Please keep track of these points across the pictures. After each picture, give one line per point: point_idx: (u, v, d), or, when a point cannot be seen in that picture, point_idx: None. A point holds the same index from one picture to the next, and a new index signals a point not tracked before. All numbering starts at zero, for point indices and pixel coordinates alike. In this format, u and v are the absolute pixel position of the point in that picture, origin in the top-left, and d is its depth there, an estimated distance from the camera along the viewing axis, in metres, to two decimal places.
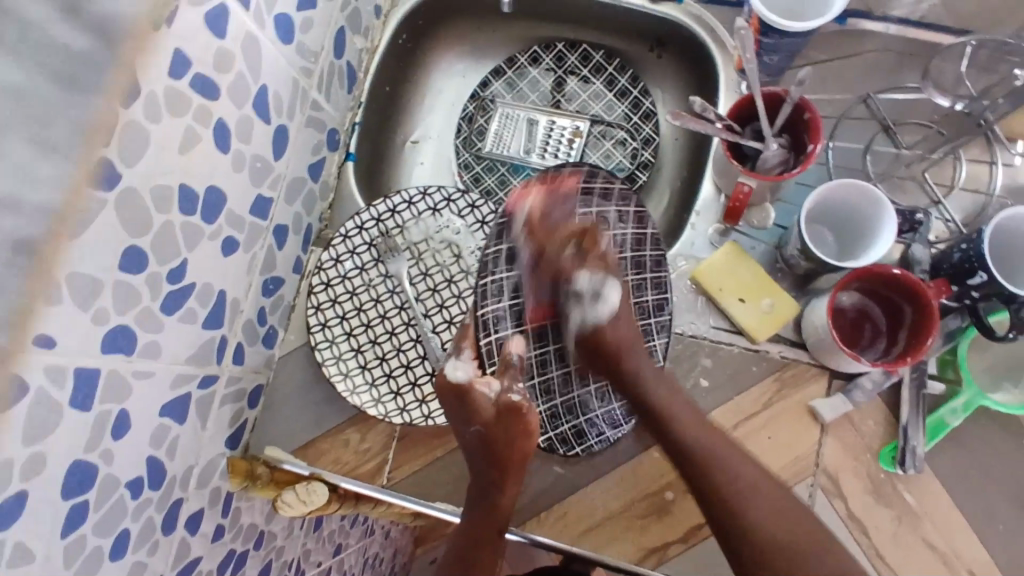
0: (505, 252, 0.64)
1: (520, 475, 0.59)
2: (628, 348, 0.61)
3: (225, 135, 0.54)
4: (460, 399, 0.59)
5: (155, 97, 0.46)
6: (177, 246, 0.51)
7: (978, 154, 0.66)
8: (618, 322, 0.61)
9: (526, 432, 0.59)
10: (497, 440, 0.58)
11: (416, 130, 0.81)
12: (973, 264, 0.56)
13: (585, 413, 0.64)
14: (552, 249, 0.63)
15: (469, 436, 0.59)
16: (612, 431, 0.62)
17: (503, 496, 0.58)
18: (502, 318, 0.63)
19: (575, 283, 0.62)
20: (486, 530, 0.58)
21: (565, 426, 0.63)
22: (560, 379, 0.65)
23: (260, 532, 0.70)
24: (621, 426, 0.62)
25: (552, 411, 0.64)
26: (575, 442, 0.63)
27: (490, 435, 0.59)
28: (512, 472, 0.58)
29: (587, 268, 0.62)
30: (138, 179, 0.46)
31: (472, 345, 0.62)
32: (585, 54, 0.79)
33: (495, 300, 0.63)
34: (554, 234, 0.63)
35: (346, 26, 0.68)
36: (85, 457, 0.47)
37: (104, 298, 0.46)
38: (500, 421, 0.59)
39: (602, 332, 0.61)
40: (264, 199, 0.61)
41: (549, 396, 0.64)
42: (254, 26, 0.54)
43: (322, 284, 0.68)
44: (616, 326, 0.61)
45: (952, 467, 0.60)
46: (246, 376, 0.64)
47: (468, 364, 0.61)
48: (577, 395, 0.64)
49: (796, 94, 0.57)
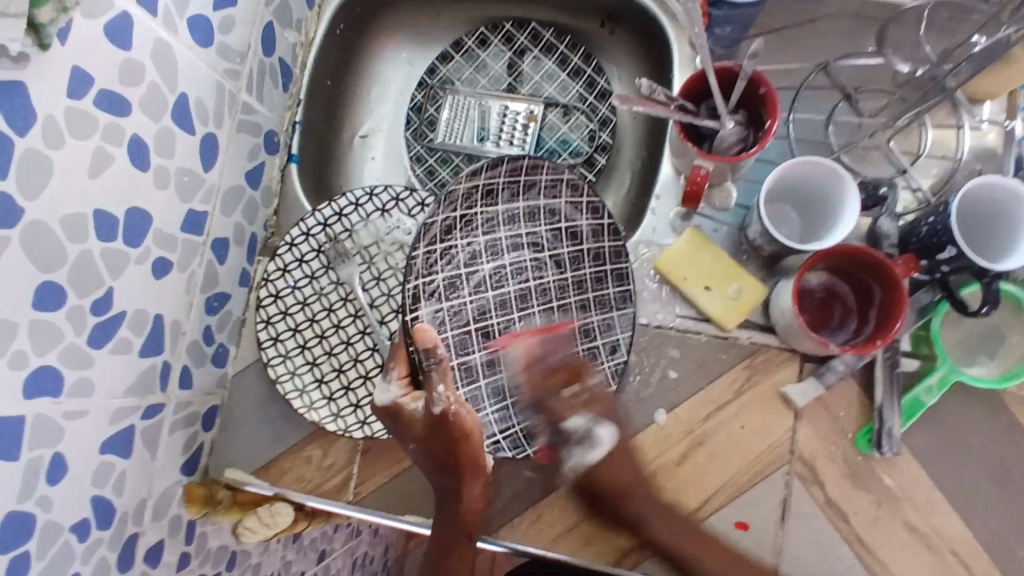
0: (441, 251, 0.61)
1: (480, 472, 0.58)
2: (627, 492, 0.56)
3: (144, 151, 0.50)
4: (394, 419, 0.55)
5: (54, 121, 0.42)
6: (100, 275, 0.48)
7: (944, 118, 0.63)
8: (619, 465, 0.57)
9: (463, 434, 0.56)
10: (435, 446, 0.56)
11: (365, 123, 0.77)
12: (942, 238, 0.54)
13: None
14: (549, 391, 0.60)
15: (415, 451, 0.57)
16: None
17: (464, 502, 0.57)
18: (442, 321, 0.61)
19: (567, 423, 0.59)
20: (454, 537, 0.58)
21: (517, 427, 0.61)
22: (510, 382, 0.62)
23: (232, 552, 0.67)
24: None
25: (502, 414, 0.62)
26: (527, 443, 0.61)
27: (430, 446, 0.56)
28: (469, 474, 0.57)
29: (579, 409, 0.58)
30: (45, 210, 0.43)
31: (401, 363, 0.54)
32: (535, 33, 0.76)
33: (431, 302, 0.61)
34: (548, 374, 0.60)
35: (275, 21, 0.64)
36: (20, 507, 0.44)
37: (22, 340, 0.43)
38: (434, 433, 0.55)
39: (596, 477, 0.57)
40: (197, 213, 0.57)
41: (501, 399, 0.62)
42: (165, 32, 0.50)
43: (271, 297, 0.65)
44: (614, 472, 0.57)
45: (929, 445, 0.58)
46: (198, 399, 0.61)
47: (397, 384, 0.54)
48: None
49: (749, 67, 0.54)
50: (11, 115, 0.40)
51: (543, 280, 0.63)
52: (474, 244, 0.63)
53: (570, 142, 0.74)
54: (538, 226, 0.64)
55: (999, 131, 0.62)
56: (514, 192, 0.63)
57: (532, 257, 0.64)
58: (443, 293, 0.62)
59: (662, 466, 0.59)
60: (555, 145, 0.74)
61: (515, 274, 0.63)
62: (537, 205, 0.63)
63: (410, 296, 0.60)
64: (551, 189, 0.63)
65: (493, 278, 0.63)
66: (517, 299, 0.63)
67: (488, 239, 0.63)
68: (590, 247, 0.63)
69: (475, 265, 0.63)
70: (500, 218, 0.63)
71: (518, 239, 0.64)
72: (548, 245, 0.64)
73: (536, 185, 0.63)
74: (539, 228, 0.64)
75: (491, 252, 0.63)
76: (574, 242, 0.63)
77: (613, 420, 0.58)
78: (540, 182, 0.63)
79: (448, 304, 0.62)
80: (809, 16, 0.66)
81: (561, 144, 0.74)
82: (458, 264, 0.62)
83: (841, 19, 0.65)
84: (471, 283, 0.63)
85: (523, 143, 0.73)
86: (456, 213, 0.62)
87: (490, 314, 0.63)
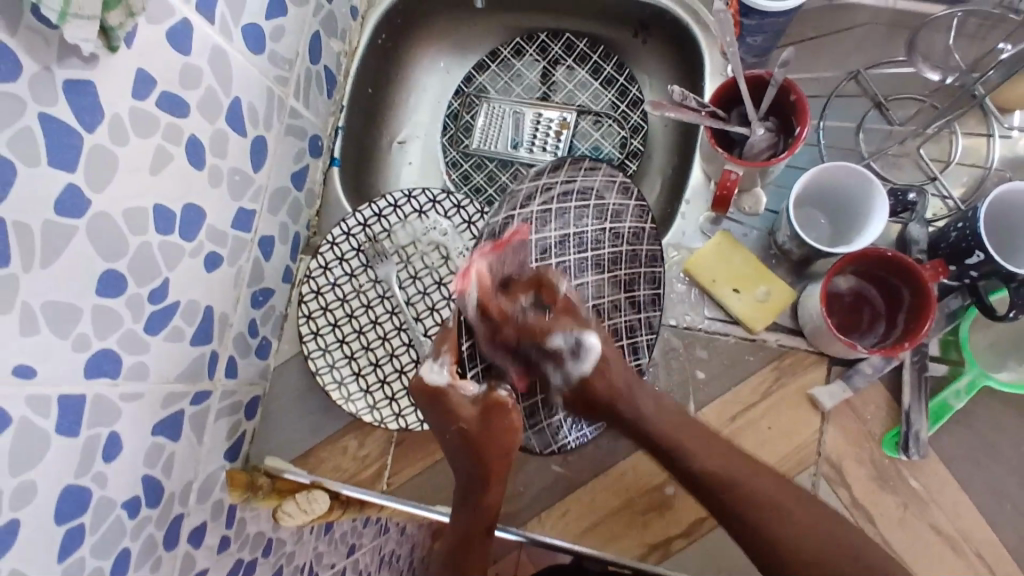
0: (496, 247, 0.59)
1: (505, 472, 0.57)
2: (622, 395, 0.57)
3: (200, 151, 0.53)
4: (435, 401, 0.57)
5: (119, 120, 0.46)
6: (157, 265, 0.51)
7: (975, 126, 0.64)
8: (612, 371, 0.57)
9: (511, 428, 0.57)
10: (477, 440, 0.56)
11: (403, 129, 0.80)
12: (970, 243, 0.54)
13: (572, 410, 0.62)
14: (510, 329, 0.58)
15: (450, 436, 0.57)
16: (590, 426, 0.61)
17: (488, 494, 0.57)
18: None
19: (550, 341, 0.58)
20: (476, 529, 0.57)
21: (543, 421, 0.61)
22: None
23: (269, 539, 0.69)
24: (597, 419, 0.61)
25: (531, 409, 0.61)
26: (557, 440, 0.61)
27: (472, 433, 0.56)
28: (496, 473, 0.57)
29: (559, 327, 0.58)
30: (110, 203, 0.46)
31: (453, 349, 0.58)
32: (569, 43, 0.78)
33: None
34: (510, 291, 0.58)
35: (321, 30, 0.67)
36: (76, 482, 0.47)
37: (85, 324, 0.46)
38: (481, 419, 0.56)
39: (591, 384, 0.58)
40: (246, 211, 0.60)
41: (531, 394, 0.61)
42: (221, 39, 0.54)
43: (312, 293, 0.67)
44: (604, 377, 0.57)
45: (957, 450, 0.58)
46: (241, 389, 0.64)
47: (446, 366, 0.58)
48: None
49: (780, 75, 0.55)
50: (81, 113, 0.43)
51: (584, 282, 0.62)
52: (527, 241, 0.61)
53: (602, 149, 0.75)
54: (585, 225, 0.62)
55: None
56: (567, 191, 0.62)
57: (578, 255, 0.62)
58: None
59: None
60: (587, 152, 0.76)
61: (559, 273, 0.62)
62: (589, 205, 0.62)
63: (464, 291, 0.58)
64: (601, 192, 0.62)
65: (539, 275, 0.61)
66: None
67: (539, 239, 0.61)
68: (628, 248, 0.62)
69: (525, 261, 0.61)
70: (552, 216, 0.62)
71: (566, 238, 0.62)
72: (591, 244, 0.62)
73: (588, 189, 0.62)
74: (586, 228, 0.62)
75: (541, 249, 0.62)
76: (615, 242, 0.62)
77: (595, 330, 0.59)
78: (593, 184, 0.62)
79: None
80: (840, 25, 0.67)
81: (593, 150, 0.75)
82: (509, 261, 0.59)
83: (873, 29, 0.66)
84: None
85: (555, 149, 0.76)
86: (513, 212, 0.61)
87: None
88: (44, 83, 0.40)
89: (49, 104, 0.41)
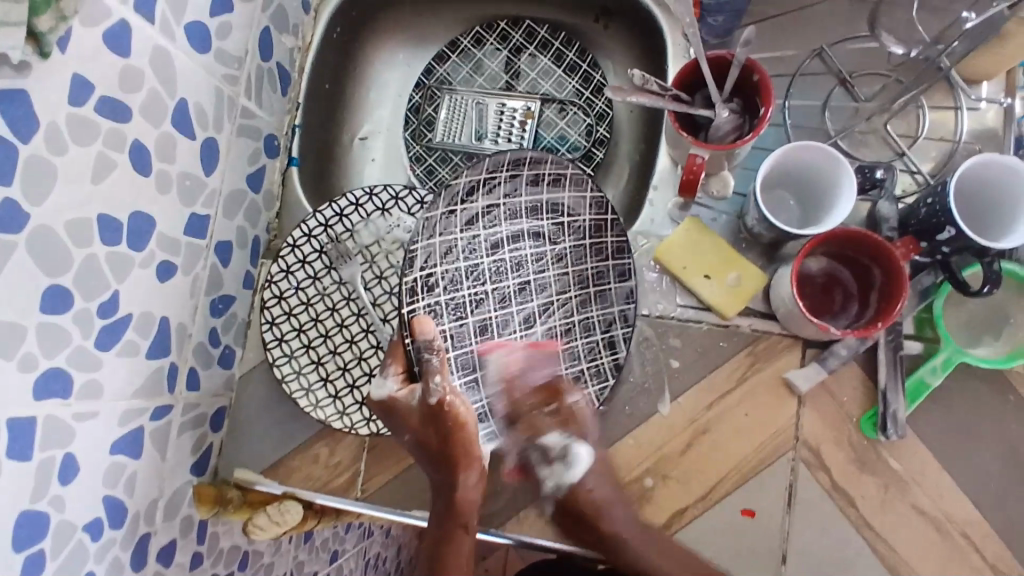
0: (438, 247, 0.61)
1: (473, 460, 0.55)
2: (606, 508, 0.55)
3: (146, 157, 0.51)
4: (389, 413, 0.56)
5: (57, 128, 0.43)
6: (106, 278, 0.49)
7: (942, 100, 0.63)
8: (597, 485, 0.56)
9: (459, 422, 0.55)
10: (430, 439, 0.55)
11: (364, 125, 0.78)
12: (941, 219, 0.54)
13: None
14: (524, 407, 0.60)
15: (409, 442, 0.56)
16: None
17: (461, 489, 0.54)
18: (438, 312, 0.62)
19: (543, 438, 0.58)
20: (451, 521, 0.54)
21: None
22: None
23: (244, 552, 0.67)
24: None
25: None
26: None
27: (425, 435, 0.56)
28: (459, 460, 0.55)
29: (556, 425, 0.58)
30: (49, 216, 0.44)
31: (399, 359, 0.57)
32: (530, 30, 0.76)
33: (427, 295, 0.61)
34: (537, 394, 0.60)
35: (271, 26, 0.65)
36: (33, 508, 0.45)
37: (30, 344, 0.44)
38: (427, 422, 0.55)
39: (576, 494, 0.56)
40: (200, 217, 0.58)
41: None
42: (162, 39, 0.51)
43: (275, 298, 0.65)
44: (592, 487, 0.56)
45: (935, 428, 0.58)
46: (206, 400, 0.62)
47: (394, 380, 0.56)
48: None
49: (742, 56, 0.54)
50: (14, 123, 0.40)
51: (544, 275, 0.65)
52: (474, 238, 0.63)
53: (568, 138, 0.74)
54: (540, 219, 0.64)
55: (998, 110, 0.62)
56: (515, 187, 0.63)
57: (534, 249, 0.65)
58: (444, 286, 0.62)
59: (665, 457, 0.59)
60: (553, 141, 0.74)
61: (514, 268, 0.65)
62: (540, 199, 0.64)
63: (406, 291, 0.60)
64: (553, 183, 0.63)
65: (492, 271, 0.64)
66: (516, 292, 0.64)
67: (489, 233, 0.64)
68: (592, 242, 0.63)
69: (474, 259, 0.63)
70: (501, 213, 0.64)
71: (519, 232, 0.65)
72: (549, 236, 0.65)
73: (540, 180, 0.63)
74: (541, 222, 0.64)
75: (492, 247, 0.64)
76: (576, 236, 0.64)
77: (587, 437, 0.58)
78: (544, 176, 0.63)
79: (446, 297, 0.62)
80: (802, 2, 0.66)
81: (559, 140, 0.74)
82: (459, 258, 0.63)
83: (836, 5, 0.65)
84: (472, 275, 0.63)
85: (521, 140, 0.74)
86: (457, 207, 0.62)
87: (486, 306, 0.63)
88: None
89: None
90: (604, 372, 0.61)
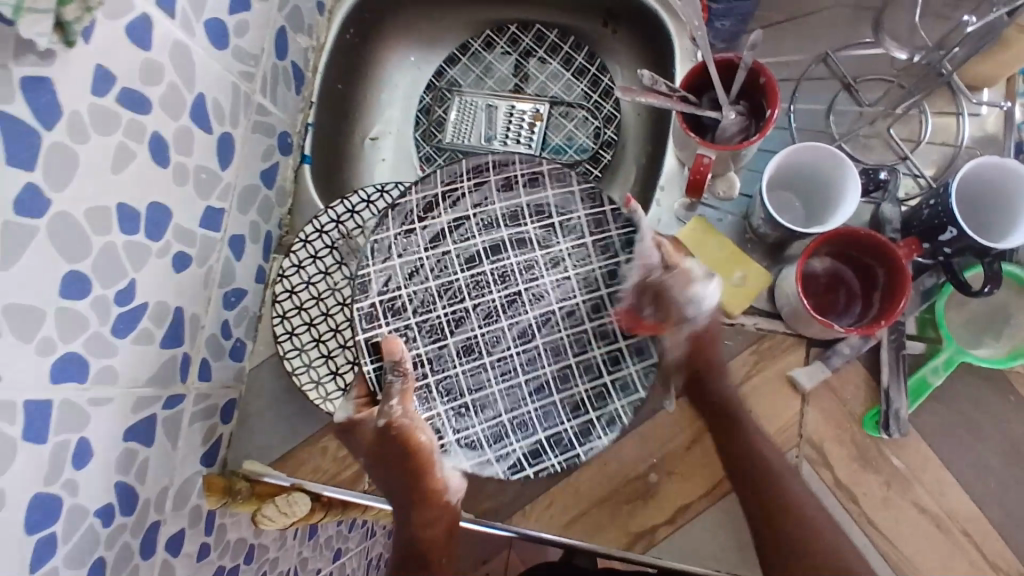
0: (399, 270, 0.63)
1: (434, 488, 0.58)
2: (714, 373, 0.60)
3: (164, 148, 0.52)
4: (348, 433, 0.59)
5: (79, 117, 0.45)
6: (123, 267, 0.50)
7: (943, 105, 0.65)
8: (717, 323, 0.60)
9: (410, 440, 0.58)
10: (391, 460, 0.58)
11: (375, 126, 0.79)
12: (942, 219, 0.55)
13: (552, 429, 0.60)
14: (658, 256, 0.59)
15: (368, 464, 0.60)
16: (583, 447, 0.59)
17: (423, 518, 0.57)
18: (411, 338, 0.62)
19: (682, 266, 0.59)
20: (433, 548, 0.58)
21: (514, 449, 0.60)
22: (501, 394, 0.61)
23: (250, 545, 0.68)
24: (592, 440, 0.59)
25: (497, 430, 0.60)
26: (526, 466, 0.59)
27: (377, 457, 0.59)
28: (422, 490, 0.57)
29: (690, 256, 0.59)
30: (71, 203, 0.45)
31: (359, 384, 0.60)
32: (540, 35, 0.78)
33: (388, 322, 0.62)
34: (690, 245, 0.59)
35: (287, 26, 0.66)
36: (46, 490, 0.46)
37: (49, 328, 0.44)
38: (381, 442, 0.58)
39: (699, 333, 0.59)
40: (215, 210, 0.59)
41: (489, 415, 0.61)
42: (183, 35, 0.53)
43: (286, 292, 0.66)
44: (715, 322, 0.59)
45: (937, 427, 0.59)
46: (216, 392, 0.63)
47: (353, 400, 0.60)
48: (528, 410, 0.61)
49: (750, 58, 0.55)
50: (38, 110, 0.42)
51: (536, 284, 0.62)
52: (442, 257, 0.63)
53: (576, 140, 0.75)
54: (522, 224, 0.63)
55: (999, 114, 0.64)
56: (485, 196, 0.64)
57: (518, 257, 0.63)
58: (410, 309, 0.62)
59: (671, 452, 0.61)
60: (561, 143, 0.75)
61: (501, 280, 0.63)
62: (517, 205, 0.63)
63: (366, 317, 0.62)
64: (531, 183, 0.63)
65: (471, 286, 0.63)
66: (503, 308, 0.62)
67: (461, 250, 0.63)
68: (594, 239, 0.62)
69: (448, 277, 0.63)
70: (474, 226, 0.63)
71: (496, 243, 0.63)
72: (538, 242, 0.63)
73: (514, 184, 0.63)
74: (523, 227, 0.63)
75: (467, 262, 0.63)
76: (575, 236, 0.62)
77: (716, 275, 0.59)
78: (516, 180, 0.64)
79: (418, 321, 0.62)
80: (807, 9, 0.67)
81: (567, 142, 0.75)
82: (426, 279, 0.63)
83: (839, 11, 0.67)
84: (444, 296, 0.63)
85: (529, 142, 0.75)
86: (412, 225, 0.63)
87: (467, 324, 0.62)
88: None
89: (4, 101, 0.39)
90: (631, 384, 0.60)
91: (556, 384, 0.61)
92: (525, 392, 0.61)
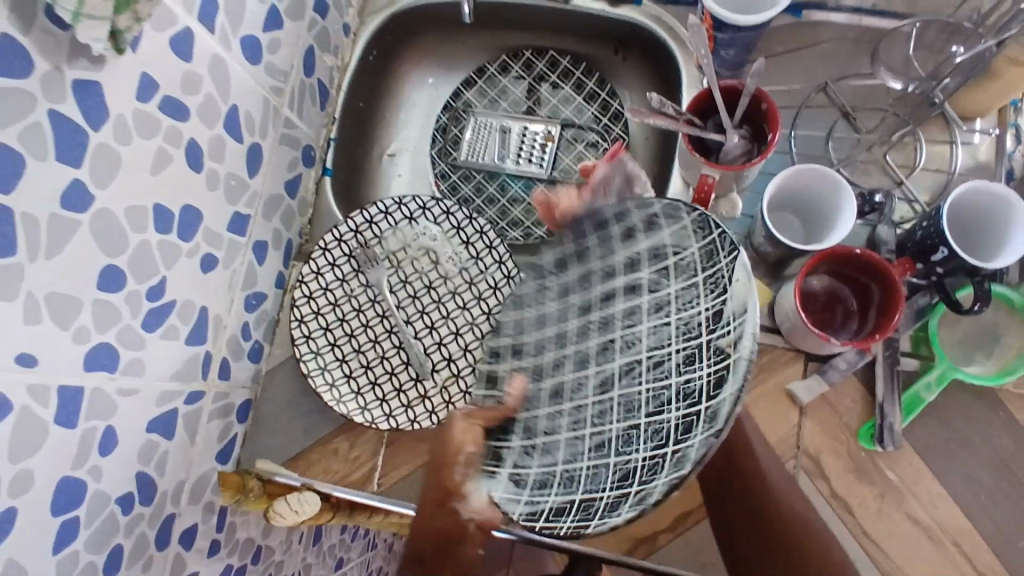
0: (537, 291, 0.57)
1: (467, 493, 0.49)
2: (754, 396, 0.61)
3: (198, 154, 0.55)
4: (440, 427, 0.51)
5: (123, 120, 0.48)
6: (155, 264, 0.53)
7: (938, 134, 0.68)
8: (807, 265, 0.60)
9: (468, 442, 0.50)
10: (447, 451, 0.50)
11: (393, 143, 0.83)
12: (934, 240, 0.57)
13: (593, 492, 0.50)
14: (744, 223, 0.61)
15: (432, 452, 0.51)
16: (610, 515, 0.49)
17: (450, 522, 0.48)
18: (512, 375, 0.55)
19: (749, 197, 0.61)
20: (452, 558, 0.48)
21: (547, 502, 0.50)
22: (567, 446, 0.51)
23: (258, 546, 0.69)
24: (620, 510, 0.49)
25: (542, 480, 0.51)
26: (560, 522, 0.50)
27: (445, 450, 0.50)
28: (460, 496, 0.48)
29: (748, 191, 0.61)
30: (112, 200, 0.48)
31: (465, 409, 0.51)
32: (553, 60, 0.81)
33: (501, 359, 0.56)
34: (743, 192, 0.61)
35: (315, 45, 0.70)
36: (73, 474, 0.48)
37: (85, 317, 0.47)
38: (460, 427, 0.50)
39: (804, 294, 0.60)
40: (241, 216, 0.62)
41: (552, 480, 0.51)
42: (220, 49, 0.56)
43: (305, 297, 0.69)
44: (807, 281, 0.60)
45: (930, 442, 0.61)
46: (234, 391, 0.65)
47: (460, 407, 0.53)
48: (583, 469, 0.51)
49: (752, 85, 0.58)
50: (87, 111, 0.45)
51: (636, 331, 0.52)
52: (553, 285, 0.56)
53: (585, 161, 0.78)
54: (640, 255, 0.53)
55: (990, 143, 0.67)
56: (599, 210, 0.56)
57: (626, 305, 0.53)
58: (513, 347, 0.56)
59: None
60: (571, 163, 0.78)
61: (601, 327, 0.54)
62: (642, 245, 0.53)
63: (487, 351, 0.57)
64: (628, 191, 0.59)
65: (579, 331, 0.54)
66: (596, 355, 0.53)
67: (580, 278, 0.55)
68: (704, 280, 0.51)
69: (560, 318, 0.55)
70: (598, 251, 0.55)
71: (613, 282, 0.54)
72: (648, 288, 0.53)
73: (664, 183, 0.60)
74: (641, 273, 0.53)
75: (584, 306, 0.54)
76: (687, 277, 0.52)
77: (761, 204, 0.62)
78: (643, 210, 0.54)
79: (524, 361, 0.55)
80: (805, 41, 0.70)
81: (577, 162, 0.78)
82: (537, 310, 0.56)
83: (839, 44, 0.70)
84: (552, 334, 0.55)
85: (541, 161, 0.78)
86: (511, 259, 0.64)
87: (563, 368, 0.53)
88: (54, 82, 0.42)
89: (58, 101, 0.43)
90: (684, 459, 0.49)
91: (618, 445, 0.51)
92: (587, 446, 0.51)
